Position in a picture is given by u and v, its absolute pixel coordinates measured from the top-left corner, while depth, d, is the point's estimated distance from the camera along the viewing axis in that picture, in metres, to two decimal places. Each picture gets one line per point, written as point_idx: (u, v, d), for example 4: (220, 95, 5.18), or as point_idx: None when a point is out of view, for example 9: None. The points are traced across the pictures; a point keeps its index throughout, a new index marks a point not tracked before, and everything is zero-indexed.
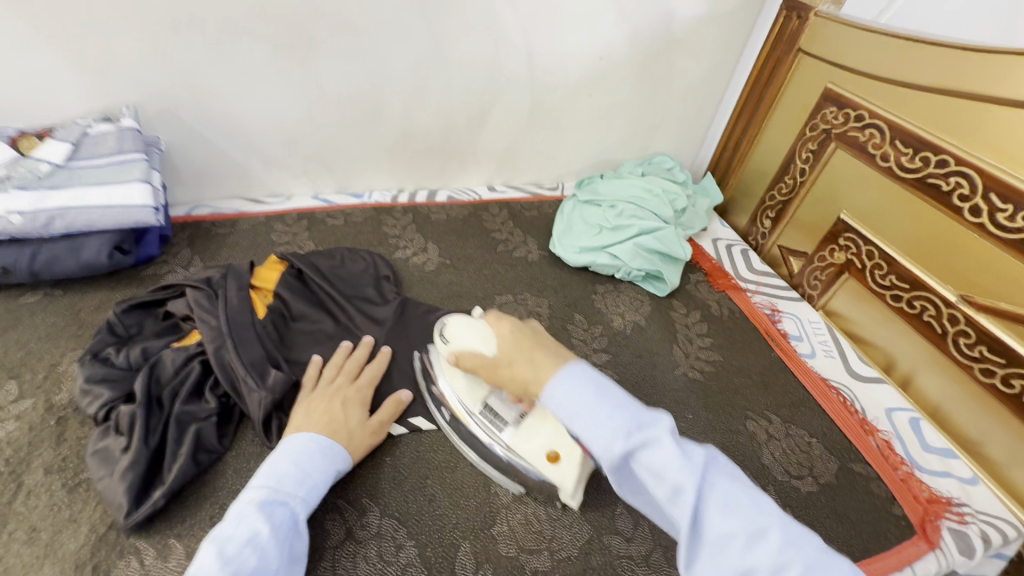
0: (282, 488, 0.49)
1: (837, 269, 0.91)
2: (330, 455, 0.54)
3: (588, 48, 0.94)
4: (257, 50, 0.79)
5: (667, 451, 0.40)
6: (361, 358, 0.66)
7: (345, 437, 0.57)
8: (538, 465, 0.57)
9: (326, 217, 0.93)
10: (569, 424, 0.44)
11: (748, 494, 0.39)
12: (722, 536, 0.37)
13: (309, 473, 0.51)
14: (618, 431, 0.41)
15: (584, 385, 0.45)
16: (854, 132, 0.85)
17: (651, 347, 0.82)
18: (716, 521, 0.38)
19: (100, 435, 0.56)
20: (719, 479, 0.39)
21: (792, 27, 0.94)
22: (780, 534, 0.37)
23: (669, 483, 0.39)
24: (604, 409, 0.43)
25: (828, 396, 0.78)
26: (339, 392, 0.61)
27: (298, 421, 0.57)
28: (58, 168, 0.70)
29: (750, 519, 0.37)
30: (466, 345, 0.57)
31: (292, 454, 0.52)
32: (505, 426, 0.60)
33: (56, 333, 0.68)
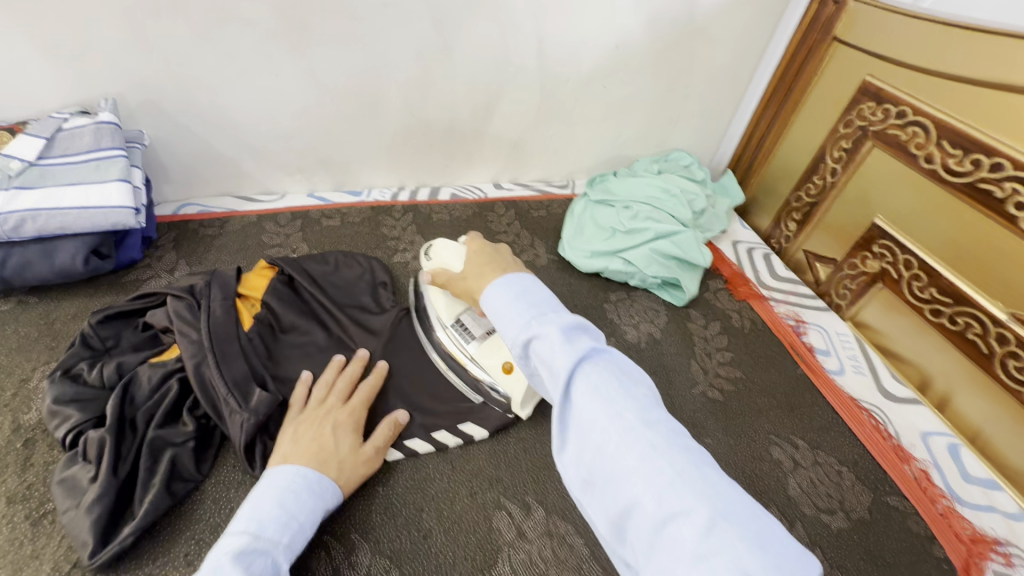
0: (263, 534, 0.43)
1: (870, 278, 0.84)
2: (318, 492, 0.49)
3: (603, 36, 0.87)
4: (246, 38, 0.73)
5: (552, 337, 0.40)
6: (354, 373, 0.62)
7: (335, 467, 0.52)
8: (495, 374, 0.62)
9: (322, 217, 0.88)
10: (495, 323, 0.46)
11: (625, 383, 0.37)
12: (585, 415, 0.37)
13: (294, 515, 0.46)
14: (520, 324, 0.42)
15: (510, 288, 0.46)
16: (895, 130, 0.78)
17: (667, 362, 0.76)
18: (583, 402, 0.37)
19: (67, 462, 0.51)
20: (600, 366, 0.38)
21: (827, 13, 0.86)
22: (638, 416, 0.36)
23: (551, 370, 0.39)
24: (520, 304, 0.44)
25: (859, 419, 0.71)
26: (330, 415, 0.56)
27: (284, 450, 0.52)
28: (30, 166, 0.65)
29: (613, 402, 0.36)
30: (449, 264, 0.62)
31: (275, 492, 0.46)
32: (471, 340, 0.63)
33: (29, 346, 0.63)
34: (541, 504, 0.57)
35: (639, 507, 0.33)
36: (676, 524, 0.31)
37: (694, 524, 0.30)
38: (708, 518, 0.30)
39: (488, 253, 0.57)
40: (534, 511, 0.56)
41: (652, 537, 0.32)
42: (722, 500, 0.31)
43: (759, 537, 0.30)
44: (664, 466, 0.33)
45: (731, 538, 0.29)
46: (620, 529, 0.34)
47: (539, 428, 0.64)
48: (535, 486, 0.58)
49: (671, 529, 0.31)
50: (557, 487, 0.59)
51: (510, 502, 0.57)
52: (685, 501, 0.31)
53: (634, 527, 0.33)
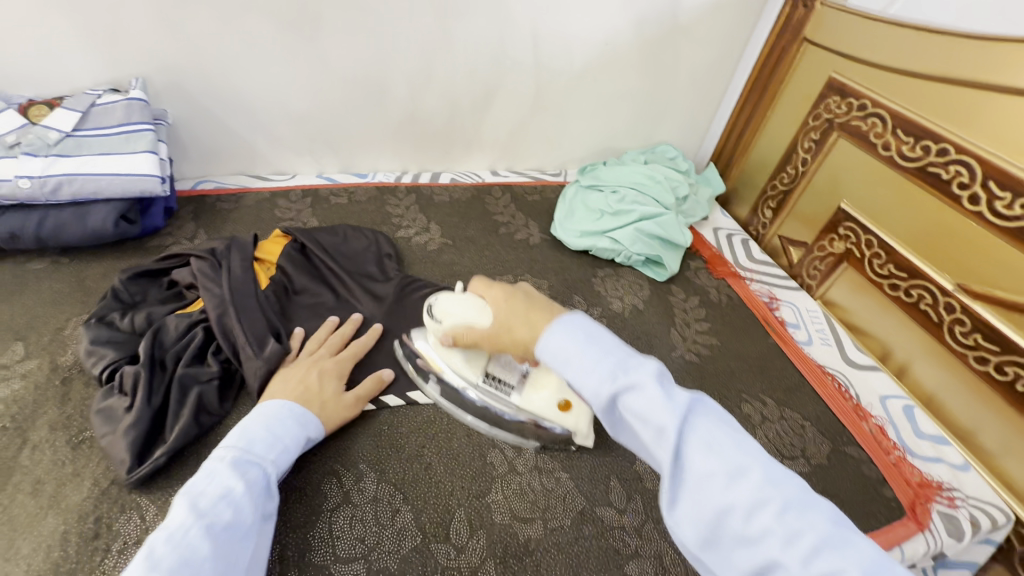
0: (253, 450, 0.48)
1: (836, 258, 0.91)
2: (301, 421, 0.53)
3: (594, 33, 0.95)
4: (265, 25, 0.80)
5: (650, 394, 0.41)
6: (347, 333, 0.67)
7: (318, 405, 0.57)
8: (551, 415, 0.61)
9: (330, 195, 0.94)
10: (562, 371, 0.45)
11: (736, 437, 0.39)
12: (704, 475, 0.38)
13: (280, 437, 0.50)
14: (602, 376, 0.43)
15: (574, 333, 0.46)
16: (857, 121, 0.86)
17: (649, 330, 0.82)
18: (698, 461, 0.38)
19: (104, 394, 0.57)
20: (704, 419, 0.40)
21: (798, 16, 0.94)
22: (762, 475, 0.37)
23: (653, 426, 0.40)
24: (591, 352, 0.44)
25: (823, 381, 0.78)
26: (318, 364, 0.61)
27: (273, 388, 0.56)
28: (67, 136, 0.71)
29: (734, 461, 0.37)
30: (473, 322, 0.55)
31: (264, 417, 0.51)
32: (511, 391, 0.61)
33: (62, 298, 0.69)
34: (531, 444, 0.63)
35: (779, 567, 0.34)
36: None
37: None
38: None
39: (524, 299, 0.52)
40: (524, 450, 0.62)
41: None
42: (860, 554, 0.34)
43: None
44: (801, 526, 0.35)
45: None
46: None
47: None
48: None
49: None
50: None
51: (503, 441, 0.63)
52: (835, 562, 0.33)
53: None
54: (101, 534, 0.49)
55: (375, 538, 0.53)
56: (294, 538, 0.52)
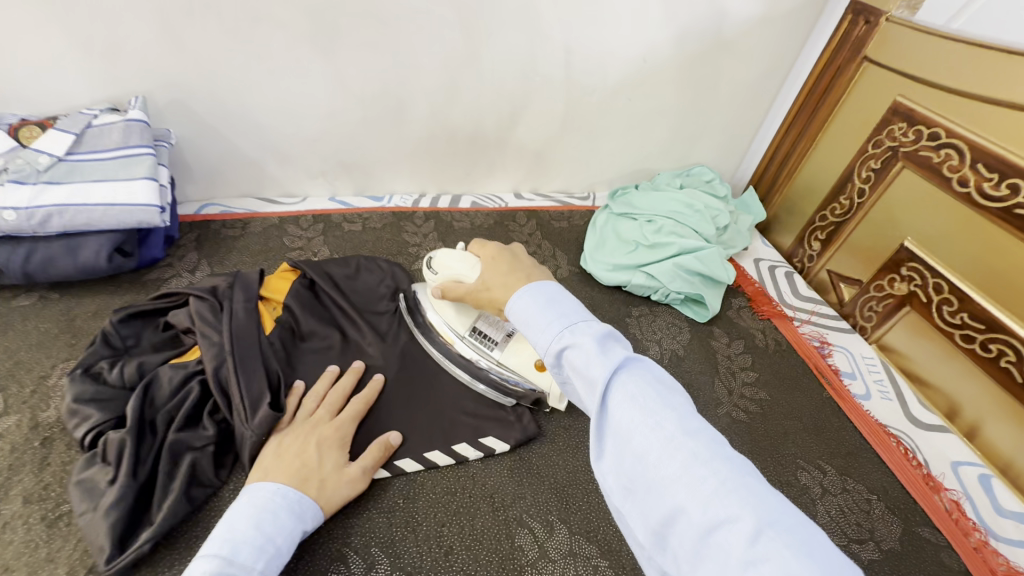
0: (237, 559, 0.41)
1: (897, 301, 0.82)
2: (298, 513, 0.47)
3: (631, 49, 0.87)
4: (276, 40, 0.73)
5: (587, 347, 0.39)
6: (347, 386, 0.60)
7: (317, 484, 0.50)
8: (528, 373, 0.63)
9: (343, 221, 0.87)
10: (524, 332, 0.46)
11: (662, 393, 0.35)
12: (625, 427, 0.35)
13: (271, 538, 0.44)
14: (552, 334, 0.42)
15: (538, 298, 0.46)
16: (927, 151, 0.77)
17: (690, 380, 0.74)
18: (620, 412, 0.35)
19: (85, 463, 0.50)
20: (635, 373, 0.37)
21: (858, 33, 0.85)
22: (678, 425, 0.33)
23: (586, 377, 0.38)
24: (549, 313, 0.44)
25: (887, 445, 0.70)
26: (317, 430, 0.55)
27: (266, 464, 0.50)
28: (59, 161, 0.65)
29: (653, 410, 0.34)
30: (464, 274, 0.58)
31: (252, 513, 0.45)
32: (494, 346, 0.64)
33: (49, 342, 0.62)
34: (564, 524, 0.55)
35: (684, 516, 0.31)
36: (722, 531, 0.29)
37: (741, 532, 0.28)
38: (755, 525, 0.28)
39: (507, 258, 0.54)
40: (557, 531, 0.55)
41: (697, 545, 0.30)
42: (768, 509, 0.29)
43: (811, 547, 0.28)
44: (706, 473, 0.31)
45: (781, 547, 0.27)
46: (662, 539, 0.33)
47: (561, 444, 0.63)
48: (558, 505, 0.57)
49: (719, 537, 0.29)
50: (580, 507, 0.57)
51: (532, 520, 0.55)
52: (732, 509, 0.29)
53: (677, 535, 0.31)
54: None
55: None
56: None
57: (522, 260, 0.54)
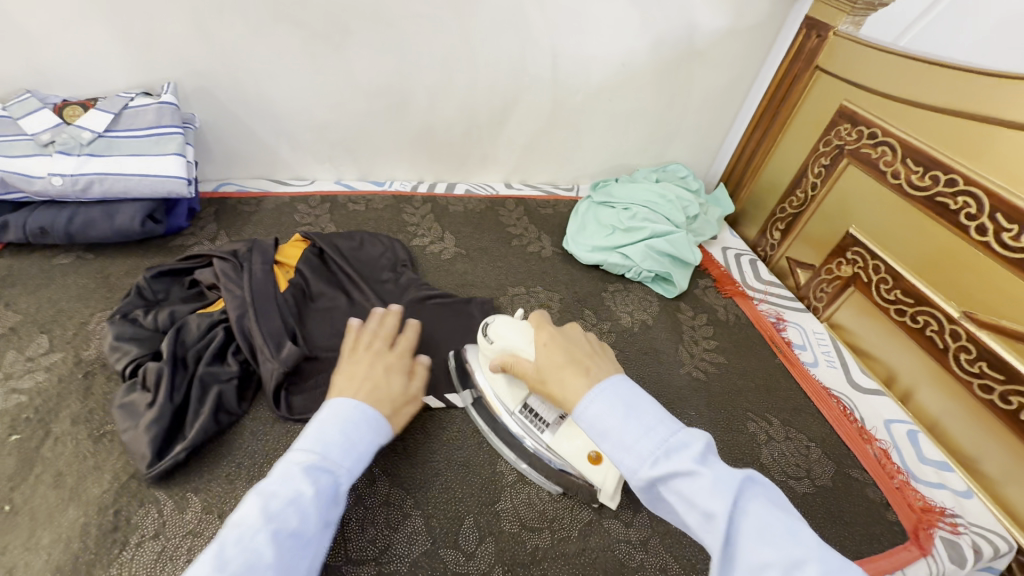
0: (329, 458, 0.46)
1: (843, 282, 0.92)
2: (375, 426, 0.50)
3: (612, 54, 0.97)
4: (294, 36, 0.82)
5: (699, 479, 0.40)
6: (394, 325, 0.65)
7: (391, 404, 0.55)
8: (578, 464, 0.57)
9: (348, 202, 0.96)
10: (602, 442, 0.45)
11: (785, 522, 0.38)
12: (758, 568, 0.36)
13: (355, 444, 0.48)
14: (644, 456, 0.42)
15: (614, 405, 0.46)
16: (867, 148, 0.87)
17: (657, 345, 0.83)
18: (751, 551, 0.37)
19: (126, 390, 0.58)
20: (752, 502, 0.39)
21: (810, 45, 0.96)
22: (819, 566, 0.35)
23: (700, 509, 0.39)
24: (632, 428, 0.44)
25: (828, 403, 0.79)
26: (380, 358, 0.60)
27: (340, 384, 0.54)
28: (99, 137, 0.73)
29: (786, 549, 0.36)
30: (522, 350, 0.58)
31: (340, 421, 0.48)
32: (545, 428, 0.59)
33: (86, 294, 0.70)
34: None
35: None
36: None
37: None
38: None
39: (561, 344, 0.54)
40: None
41: None
42: None
43: None
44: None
45: None
46: None
47: None
48: None
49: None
50: None
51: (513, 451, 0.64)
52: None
53: None
54: (120, 528, 0.50)
55: (386, 541, 0.54)
56: None
57: (579, 347, 0.54)
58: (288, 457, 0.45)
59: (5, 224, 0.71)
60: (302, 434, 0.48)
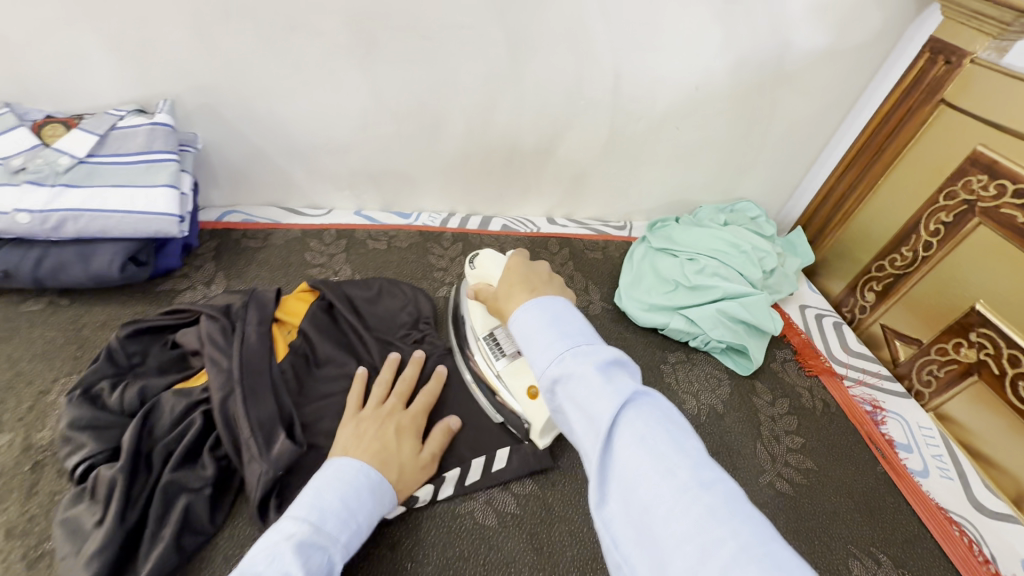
0: (324, 528, 0.42)
1: (963, 368, 0.75)
2: (378, 496, 0.48)
3: (685, 77, 0.81)
4: (313, 49, 0.70)
5: (593, 380, 0.36)
6: (411, 377, 0.60)
7: (396, 470, 0.51)
8: (519, 397, 0.59)
9: (367, 238, 0.83)
10: (523, 347, 0.42)
11: (672, 433, 0.34)
12: (632, 477, 0.33)
13: (354, 514, 0.45)
14: (552, 356, 0.39)
15: (541, 314, 0.42)
16: (1011, 209, 0.69)
17: (730, 441, 0.68)
18: (628, 456, 0.33)
19: (72, 499, 0.46)
20: (647, 411, 0.35)
21: (935, 73, 0.78)
22: (693, 475, 0.32)
23: (588, 413, 0.36)
24: (549, 333, 0.40)
25: (949, 535, 0.63)
26: (392, 418, 0.55)
27: (347, 443, 0.51)
28: (79, 163, 0.62)
29: (664, 456, 0.32)
30: (494, 276, 0.60)
31: (339, 485, 0.46)
32: (501, 356, 0.62)
33: (53, 354, 0.59)
34: None
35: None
36: None
37: None
38: None
39: (523, 265, 0.51)
40: None
41: None
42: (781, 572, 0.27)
43: None
44: (722, 533, 0.29)
45: None
46: None
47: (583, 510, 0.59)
48: None
49: None
50: None
51: None
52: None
53: None
54: None
55: None
56: None
57: (538, 273, 0.51)
58: (278, 522, 0.42)
59: None
60: (298, 495, 0.44)
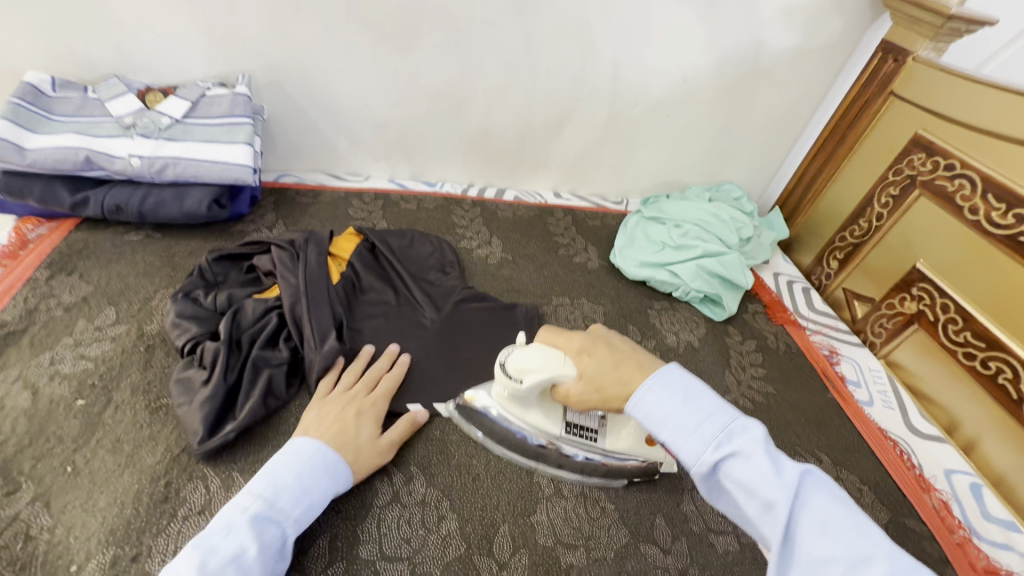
0: (277, 503, 0.48)
1: (906, 319, 0.88)
2: (333, 473, 0.52)
3: (674, 70, 0.95)
4: (364, 37, 0.85)
5: (756, 463, 0.42)
6: (382, 367, 0.65)
7: (352, 452, 0.55)
8: (639, 450, 0.61)
9: (400, 200, 0.98)
10: (660, 429, 0.47)
11: (848, 514, 0.40)
12: (820, 562, 0.38)
13: (307, 490, 0.50)
14: (705, 442, 0.44)
15: (672, 392, 0.48)
16: (942, 181, 0.82)
17: (704, 368, 0.81)
18: (812, 543, 0.39)
19: (184, 365, 0.60)
20: (814, 495, 0.41)
21: (886, 69, 0.92)
22: (887, 565, 0.36)
23: (760, 498, 0.41)
24: (691, 417, 0.46)
25: (884, 446, 0.75)
26: (354, 402, 0.59)
27: (309, 423, 0.56)
28: (176, 122, 0.77)
29: (849, 543, 0.38)
30: (563, 376, 0.55)
31: (295, 465, 0.51)
32: (594, 435, 0.62)
33: (153, 272, 0.73)
34: (578, 469, 0.62)
35: None
36: None
37: None
38: None
39: (603, 349, 0.55)
40: (571, 474, 0.62)
41: None
42: None
43: None
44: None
45: None
46: None
47: None
48: None
49: None
50: None
51: None
52: None
53: None
54: (169, 499, 0.51)
55: (419, 541, 0.54)
56: (345, 529, 0.54)
57: (620, 348, 0.56)
58: (238, 497, 0.48)
59: (86, 200, 0.75)
60: (260, 472, 0.50)
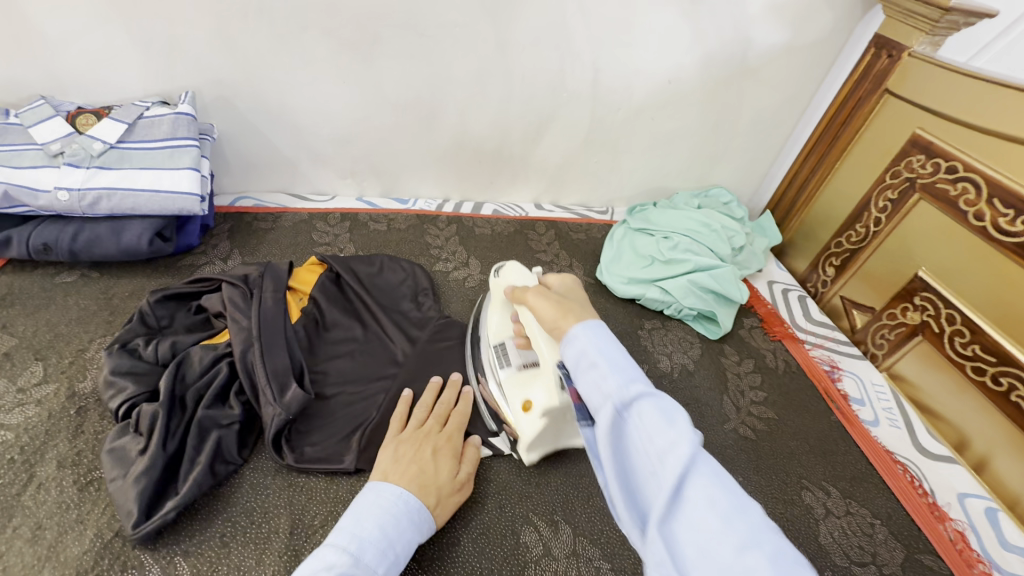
0: (363, 559, 0.42)
1: (908, 329, 0.83)
2: (417, 523, 0.47)
3: (658, 70, 0.89)
4: (322, 46, 0.77)
5: (672, 408, 0.35)
6: (450, 399, 0.61)
7: (435, 490, 0.51)
8: (512, 403, 0.57)
9: (369, 221, 0.91)
10: (584, 364, 0.39)
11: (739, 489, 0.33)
12: (704, 501, 0.30)
13: (392, 544, 0.44)
14: (627, 378, 0.37)
15: (597, 337, 0.41)
16: (944, 184, 0.77)
17: (698, 394, 0.76)
18: (697, 488, 0.31)
19: (119, 432, 0.53)
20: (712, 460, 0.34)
21: (880, 65, 0.86)
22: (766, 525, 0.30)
23: (665, 437, 0.33)
24: (623, 360, 0.39)
25: (893, 472, 0.70)
26: (429, 441, 0.55)
27: (385, 465, 0.51)
28: (111, 148, 0.69)
29: (739, 498, 0.31)
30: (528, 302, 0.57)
31: (378, 514, 0.45)
32: (507, 364, 0.59)
33: (88, 319, 0.66)
34: (569, 524, 0.57)
35: None
36: None
37: None
38: None
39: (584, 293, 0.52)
40: (561, 530, 0.56)
41: None
42: None
43: None
44: None
45: None
46: None
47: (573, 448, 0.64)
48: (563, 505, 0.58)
49: None
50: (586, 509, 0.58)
51: (538, 518, 0.57)
52: None
53: None
54: None
55: None
56: None
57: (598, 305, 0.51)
58: (319, 550, 0.42)
59: (8, 240, 0.67)
60: (338, 523, 0.45)
